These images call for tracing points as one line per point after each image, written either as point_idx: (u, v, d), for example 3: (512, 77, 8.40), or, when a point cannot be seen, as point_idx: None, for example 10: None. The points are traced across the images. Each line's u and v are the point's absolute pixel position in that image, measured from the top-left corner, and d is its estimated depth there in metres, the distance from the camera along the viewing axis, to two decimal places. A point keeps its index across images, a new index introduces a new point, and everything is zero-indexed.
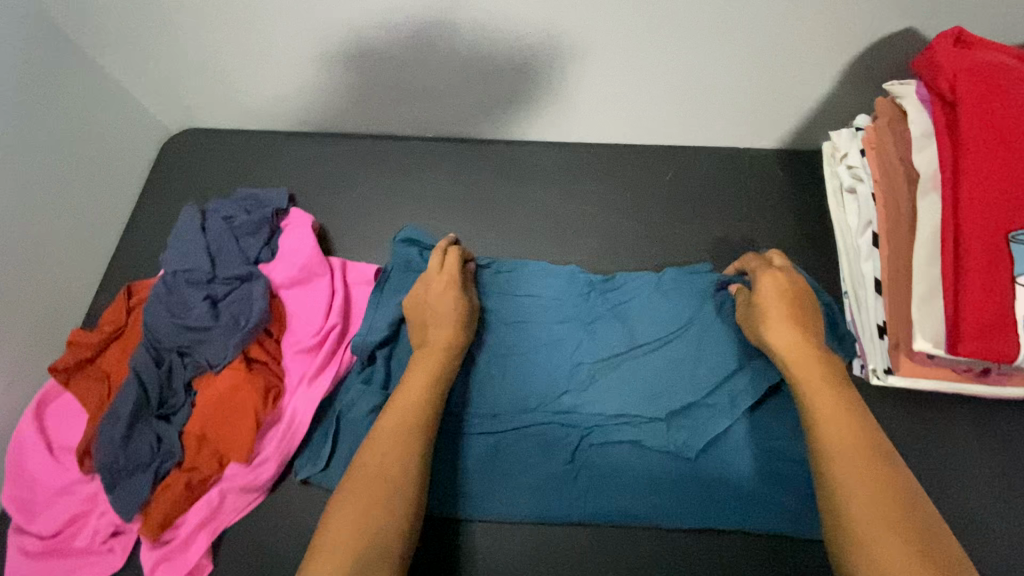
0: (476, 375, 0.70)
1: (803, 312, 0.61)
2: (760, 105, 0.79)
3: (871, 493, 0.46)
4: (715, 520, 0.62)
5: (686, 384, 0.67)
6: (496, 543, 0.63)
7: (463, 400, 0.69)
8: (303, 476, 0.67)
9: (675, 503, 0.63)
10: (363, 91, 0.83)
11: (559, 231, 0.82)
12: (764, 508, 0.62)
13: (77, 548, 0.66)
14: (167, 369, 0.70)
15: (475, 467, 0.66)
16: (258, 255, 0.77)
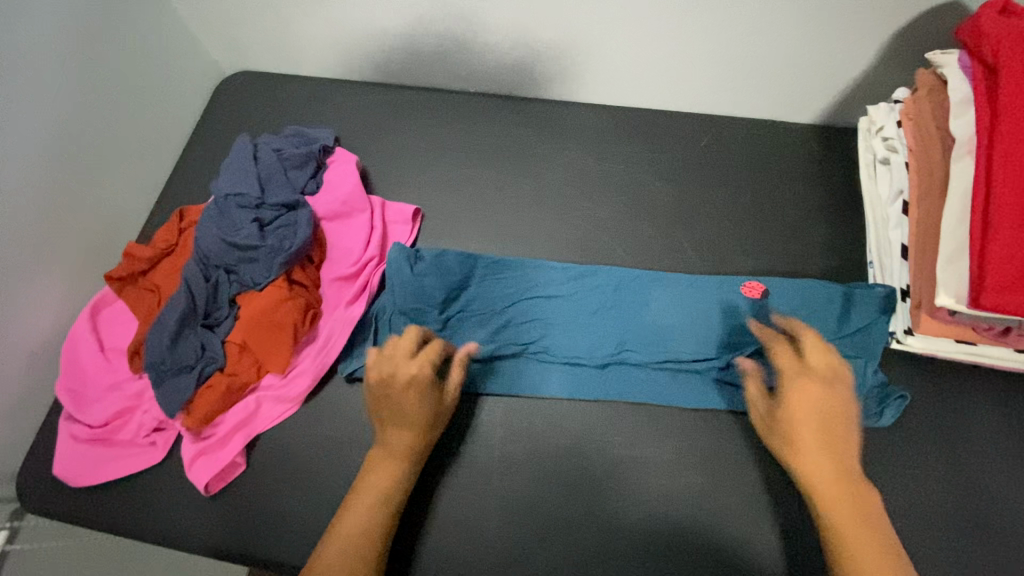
0: (516, 279, 0.77)
1: (850, 421, 0.52)
2: (797, 74, 0.80)
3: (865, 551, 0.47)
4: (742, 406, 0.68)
5: (722, 294, 0.73)
6: (533, 416, 0.70)
7: (506, 302, 0.76)
8: (349, 375, 0.72)
9: (691, 388, 0.69)
10: (409, 39, 0.86)
11: (591, 184, 0.83)
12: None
13: (121, 440, 0.71)
14: (214, 283, 0.74)
15: (505, 344, 0.73)
16: (304, 187, 0.81)
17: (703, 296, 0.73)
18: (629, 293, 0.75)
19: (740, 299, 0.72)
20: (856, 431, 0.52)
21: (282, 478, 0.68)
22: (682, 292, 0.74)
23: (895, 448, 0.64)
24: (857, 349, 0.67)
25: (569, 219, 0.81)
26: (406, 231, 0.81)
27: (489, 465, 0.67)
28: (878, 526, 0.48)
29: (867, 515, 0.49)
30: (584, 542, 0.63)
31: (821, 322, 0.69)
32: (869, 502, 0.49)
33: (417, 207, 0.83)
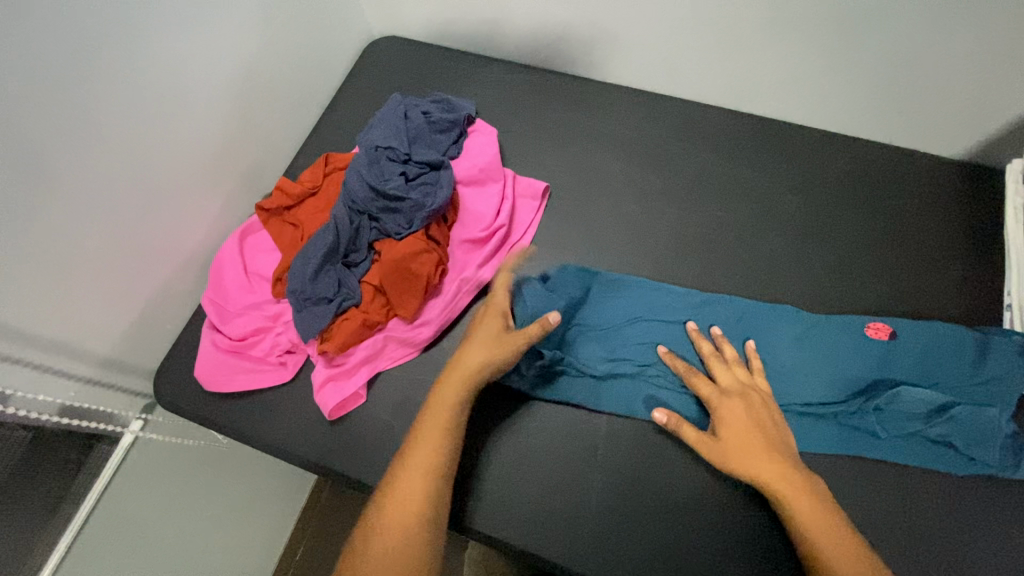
0: (635, 296, 0.77)
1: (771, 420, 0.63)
2: (950, 108, 0.79)
3: (809, 516, 0.55)
4: (873, 453, 0.66)
5: (845, 335, 0.72)
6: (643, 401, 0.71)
7: (622, 320, 0.76)
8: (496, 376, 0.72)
9: (825, 433, 0.67)
10: (557, 27, 0.90)
11: (717, 185, 0.84)
12: (916, 446, 0.66)
13: (256, 356, 0.77)
14: (357, 226, 0.79)
15: (623, 361, 0.73)
16: (446, 151, 0.85)
17: (828, 339, 0.72)
18: (747, 312, 0.74)
19: (866, 340, 0.71)
20: (777, 426, 0.63)
21: (396, 413, 0.72)
22: (805, 325, 0.73)
23: (1015, 495, 0.63)
24: (992, 397, 0.66)
25: (696, 218, 0.82)
26: (534, 206, 0.85)
27: (593, 445, 0.69)
28: (823, 498, 0.57)
29: (807, 491, 0.57)
30: (685, 530, 0.63)
31: (953, 368, 0.68)
32: (804, 479, 0.58)
33: (546, 184, 0.86)
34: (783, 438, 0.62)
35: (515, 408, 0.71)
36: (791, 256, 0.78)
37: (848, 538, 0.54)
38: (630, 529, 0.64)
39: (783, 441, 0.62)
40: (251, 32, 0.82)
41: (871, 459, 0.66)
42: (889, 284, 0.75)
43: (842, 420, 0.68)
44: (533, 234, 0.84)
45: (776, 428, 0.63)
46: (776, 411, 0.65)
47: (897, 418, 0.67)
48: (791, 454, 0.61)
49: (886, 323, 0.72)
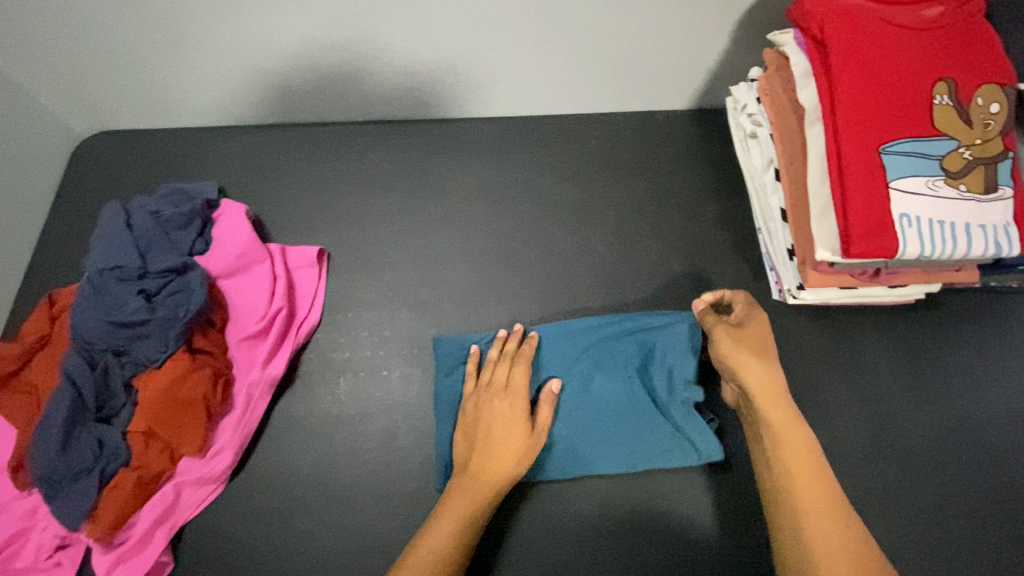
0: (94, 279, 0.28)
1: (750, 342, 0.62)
2: (679, 68, 0.83)
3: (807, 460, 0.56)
4: (558, 474, 0.66)
5: (551, 354, 0.71)
6: (430, 466, 0.67)
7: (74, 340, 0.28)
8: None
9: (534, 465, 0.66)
10: (286, 78, 0.83)
11: (494, 198, 0.83)
12: (613, 451, 0.66)
13: (19, 568, 0.62)
14: (103, 369, 0.67)
15: None
16: (191, 247, 0.75)
17: (558, 359, 0.70)
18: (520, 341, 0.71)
19: (566, 352, 0.71)
20: (744, 351, 0.61)
21: (220, 563, 0.63)
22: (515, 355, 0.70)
23: (808, 395, 0.71)
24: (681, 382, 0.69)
25: (482, 236, 0.81)
26: (314, 274, 0.77)
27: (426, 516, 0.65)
28: (776, 420, 0.58)
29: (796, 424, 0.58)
30: (547, 539, 0.64)
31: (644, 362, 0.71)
32: (766, 411, 0.59)
33: (320, 247, 0.79)
34: (751, 352, 0.61)
35: (357, 499, 0.66)
36: (579, 245, 0.80)
37: (836, 485, 0.55)
38: (501, 565, 0.63)
39: (744, 362, 0.61)
40: None
41: (571, 478, 0.66)
42: (667, 241, 0.80)
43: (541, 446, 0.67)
44: (322, 305, 0.76)
45: (737, 356, 0.61)
46: (738, 334, 0.63)
47: (593, 428, 0.67)
48: (770, 373, 0.60)
49: (582, 327, 0.72)
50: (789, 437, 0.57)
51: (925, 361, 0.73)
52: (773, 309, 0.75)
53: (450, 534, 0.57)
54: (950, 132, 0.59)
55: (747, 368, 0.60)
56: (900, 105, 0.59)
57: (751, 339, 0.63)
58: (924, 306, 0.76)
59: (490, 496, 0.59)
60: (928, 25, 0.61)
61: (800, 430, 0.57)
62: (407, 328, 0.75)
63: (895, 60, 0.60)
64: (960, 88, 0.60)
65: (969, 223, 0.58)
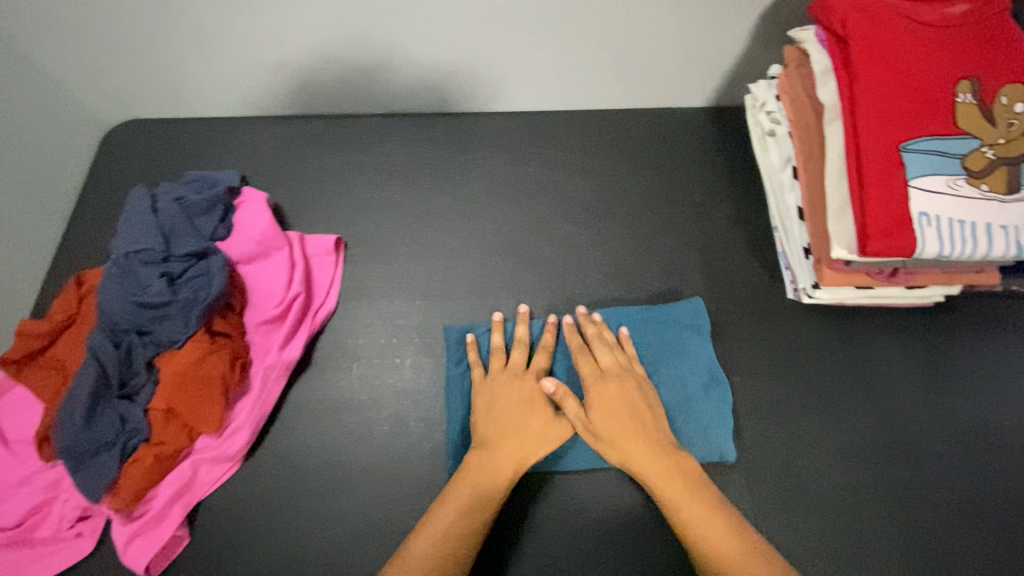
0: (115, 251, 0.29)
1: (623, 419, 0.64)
2: (696, 65, 0.83)
3: (727, 540, 0.56)
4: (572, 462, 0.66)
5: (565, 343, 0.72)
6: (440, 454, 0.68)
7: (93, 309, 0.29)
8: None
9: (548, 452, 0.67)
10: (307, 71, 0.84)
11: (509, 191, 0.84)
12: None
13: (42, 538, 0.64)
14: (126, 349, 0.69)
15: None
16: (213, 233, 0.77)
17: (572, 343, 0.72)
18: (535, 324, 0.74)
19: (580, 342, 0.72)
20: (613, 431, 0.63)
21: (234, 539, 0.64)
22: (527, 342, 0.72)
23: (822, 396, 0.71)
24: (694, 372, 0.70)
25: (496, 230, 0.81)
26: (331, 262, 0.78)
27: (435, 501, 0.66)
28: (690, 525, 0.57)
29: (718, 522, 0.57)
30: (552, 527, 0.64)
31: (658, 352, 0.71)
32: (669, 501, 0.59)
33: (337, 236, 0.80)
34: (627, 434, 0.63)
35: (365, 484, 0.67)
36: (593, 240, 0.80)
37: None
38: (503, 555, 0.63)
39: (625, 448, 0.62)
40: None
41: (579, 470, 0.67)
42: (681, 238, 0.80)
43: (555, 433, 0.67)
44: (338, 293, 0.78)
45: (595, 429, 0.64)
46: (591, 414, 0.65)
47: None
48: (653, 457, 0.61)
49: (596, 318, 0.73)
50: (727, 547, 0.55)
51: (943, 365, 0.72)
52: (787, 309, 0.75)
53: (461, 508, 0.58)
54: (973, 131, 0.58)
55: (631, 450, 0.62)
56: (922, 103, 0.59)
57: (620, 415, 0.64)
58: (943, 310, 0.75)
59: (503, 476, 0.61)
60: (952, 23, 0.60)
61: (736, 543, 0.56)
62: (419, 317, 0.76)
63: (918, 58, 0.59)
64: (985, 87, 0.59)
65: (990, 223, 0.57)
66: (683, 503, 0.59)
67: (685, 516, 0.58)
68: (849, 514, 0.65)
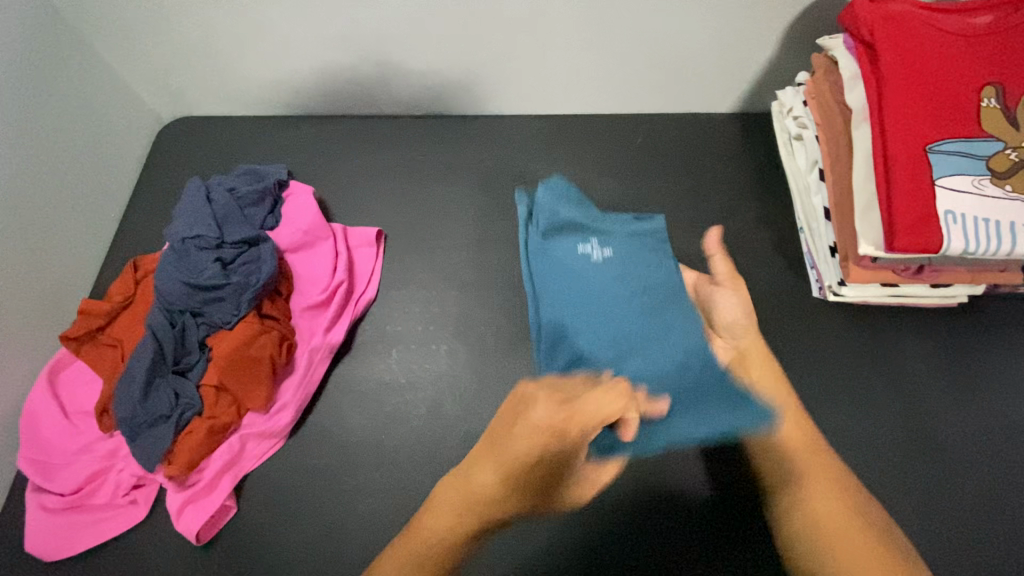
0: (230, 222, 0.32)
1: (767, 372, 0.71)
2: (724, 73, 0.86)
3: (829, 491, 0.61)
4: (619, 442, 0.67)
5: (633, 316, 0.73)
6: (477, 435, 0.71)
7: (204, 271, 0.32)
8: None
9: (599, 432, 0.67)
10: (351, 72, 0.89)
11: (541, 189, 0.87)
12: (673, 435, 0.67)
13: (98, 504, 0.68)
14: (181, 328, 0.73)
15: None
16: (263, 222, 0.81)
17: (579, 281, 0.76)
18: (554, 255, 0.78)
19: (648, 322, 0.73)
20: (757, 376, 0.70)
21: (278, 511, 0.68)
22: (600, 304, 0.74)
23: (847, 392, 0.72)
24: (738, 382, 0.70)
25: (527, 226, 0.85)
26: (372, 253, 0.82)
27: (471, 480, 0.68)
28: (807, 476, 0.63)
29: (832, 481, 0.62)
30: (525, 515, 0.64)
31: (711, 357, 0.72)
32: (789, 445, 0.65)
33: (377, 228, 0.84)
34: (780, 385, 0.70)
35: (402, 462, 0.70)
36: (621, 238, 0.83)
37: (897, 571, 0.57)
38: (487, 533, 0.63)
39: (766, 385, 0.70)
40: (18, 153, 0.74)
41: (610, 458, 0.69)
42: (707, 238, 0.83)
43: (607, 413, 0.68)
44: (378, 282, 0.81)
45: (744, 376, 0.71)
46: (749, 364, 0.71)
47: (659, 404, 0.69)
48: (794, 414, 0.67)
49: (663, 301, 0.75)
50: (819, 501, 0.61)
51: (967, 364, 0.73)
52: (812, 308, 0.77)
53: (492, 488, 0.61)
54: (998, 134, 0.61)
55: (775, 398, 0.68)
56: (947, 108, 0.61)
57: (767, 371, 0.71)
58: (967, 311, 0.76)
59: (524, 456, 0.61)
60: (977, 33, 0.63)
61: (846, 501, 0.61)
62: (455, 308, 0.79)
63: (944, 65, 0.62)
64: (1009, 93, 0.61)
65: (1014, 223, 0.59)
66: (805, 452, 0.64)
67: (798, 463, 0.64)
68: (873, 506, 0.67)
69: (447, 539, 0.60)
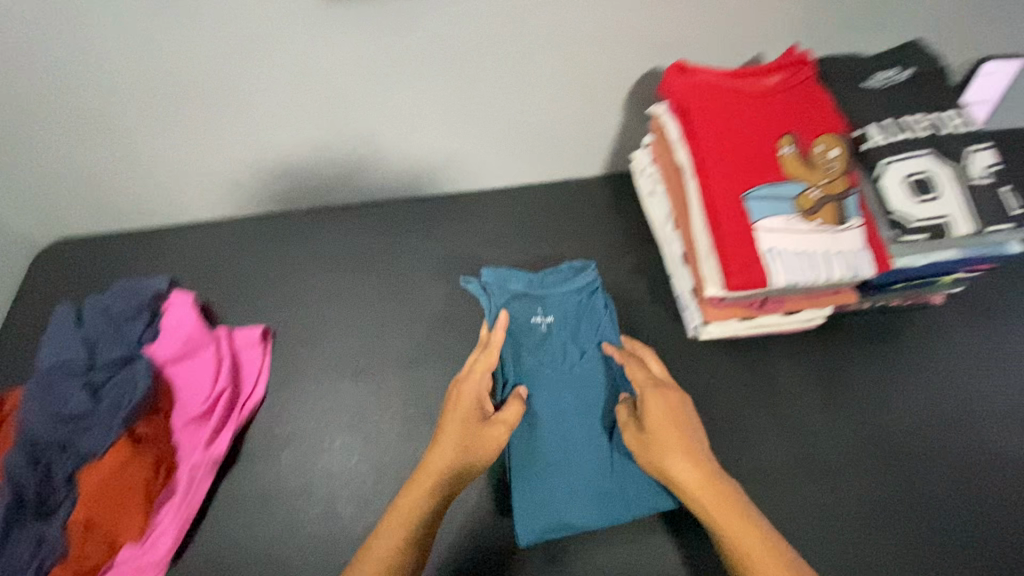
0: None
1: (668, 430, 0.63)
2: (583, 143, 0.93)
3: (761, 547, 0.53)
4: (575, 492, 0.71)
5: (591, 360, 0.79)
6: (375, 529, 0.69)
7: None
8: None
9: (558, 476, 0.72)
10: (226, 181, 0.89)
11: (429, 268, 0.90)
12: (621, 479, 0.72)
13: None
14: (45, 466, 0.68)
15: None
16: (139, 337, 0.79)
17: (544, 360, 0.79)
18: (517, 322, 0.82)
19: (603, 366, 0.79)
20: (658, 440, 0.62)
21: None
22: (562, 347, 0.80)
23: (732, 423, 0.75)
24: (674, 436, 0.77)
25: (419, 306, 0.86)
26: (259, 353, 0.81)
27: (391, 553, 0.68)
28: (736, 535, 0.55)
29: (755, 525, 0.55)
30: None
31: None
32: (708, 508, 0.57)
33: (264, 327, 0.83)
34: (676, 447, 0.61)
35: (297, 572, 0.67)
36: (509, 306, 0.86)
37: None
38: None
39: (661, 448, 0.61)
40: None
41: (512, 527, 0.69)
42: None
43: (553, 460, 0.73)
44: (266, 382, 0.79)
45: (649, 444, 0.62)
46: (650, 434, 0.63)
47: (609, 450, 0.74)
48: (695, 462, 0.60)
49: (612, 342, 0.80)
50: (757, 556, 0.53)
51: (836, 379, 0.78)
52: (690, 348, 0.81)
53: (444, 487, 0.59)
54: (800, 176, 0.68)
55: (675, 470, 0.60)
56: (755, 159, 0.69)
57: (667, 432, 0.62)
58: (830, 330, 0.82)
59: (452, 466, 0.60)
60: (769, 93, 0.72)
61: (776, 552, 0.53)
62: (349, 399, 0.78)
63: (746, 123, 0.70)
64: (802, 140, 0.70)
65: (826, 253, 0.65)
66: (724, 504, 0.57)
67: (725, 522, 0.56)
68: None
69: (393, 569, 0.54)
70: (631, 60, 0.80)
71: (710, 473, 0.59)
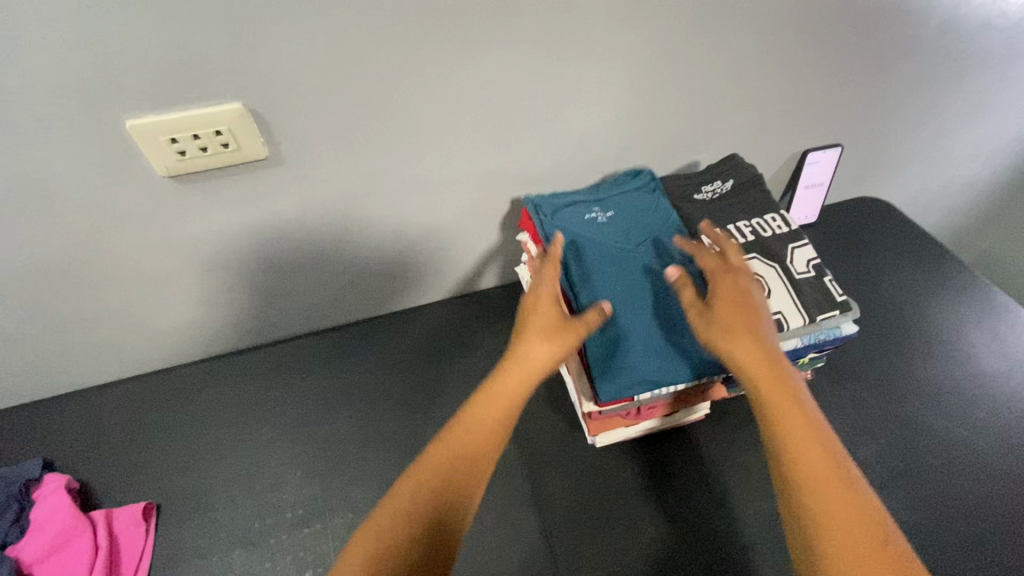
0: None
1: (736, 317, 0.65)
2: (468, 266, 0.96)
3: (809, 436, 0.58)
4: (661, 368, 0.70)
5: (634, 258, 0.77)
6: None
7: None
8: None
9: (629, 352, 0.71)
10: (108, 343, 0.88)
11: (325, 407, 0.89)
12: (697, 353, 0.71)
13: None
14: None
15: None
16: (3, 538, 0.73)
17: (605, 243, 0.78)
18: (568, 216, 0.81)
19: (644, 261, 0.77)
20: (730, 327, 0.64)
21: None
22: (601, 249, 0.77)
23: (633, 527, 0.75)
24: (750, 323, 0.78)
25: (314, 450, 0.84)
26: (142, 534, 0.76)
27: None
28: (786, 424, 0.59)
29: (803, 411, 0.60)
30: None
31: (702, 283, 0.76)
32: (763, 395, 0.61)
33: (148, 502, 0.79)
34: (741, 333, 0.64)
35: None
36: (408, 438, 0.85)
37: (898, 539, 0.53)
38: None
39: (736, 336, 0.64)
40: None
41: None
42: None
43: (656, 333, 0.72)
44: (149, 566, 0.75)
45: (726, 323, 0.65)
46: (715, 317, 0.65)
47: None
48: (756, 347, 0.63)
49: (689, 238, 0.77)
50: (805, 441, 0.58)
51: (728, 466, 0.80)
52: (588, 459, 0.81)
53: (466, 445, 0.62)
54: None
55: (738, 347, 0.63)
56: None
57: (732, 318, 0.65)
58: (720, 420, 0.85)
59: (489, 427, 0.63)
60: None
61: (817, 437, 0.58)
62: (240, 571, 0.74)
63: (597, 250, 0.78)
64: None
65: None
66: (784, 396, 0.60)
67: (786, 419, 0.59)
68: None
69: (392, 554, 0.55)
70: (493, 194, 0.87)
71: (772, 358, 0.63)
